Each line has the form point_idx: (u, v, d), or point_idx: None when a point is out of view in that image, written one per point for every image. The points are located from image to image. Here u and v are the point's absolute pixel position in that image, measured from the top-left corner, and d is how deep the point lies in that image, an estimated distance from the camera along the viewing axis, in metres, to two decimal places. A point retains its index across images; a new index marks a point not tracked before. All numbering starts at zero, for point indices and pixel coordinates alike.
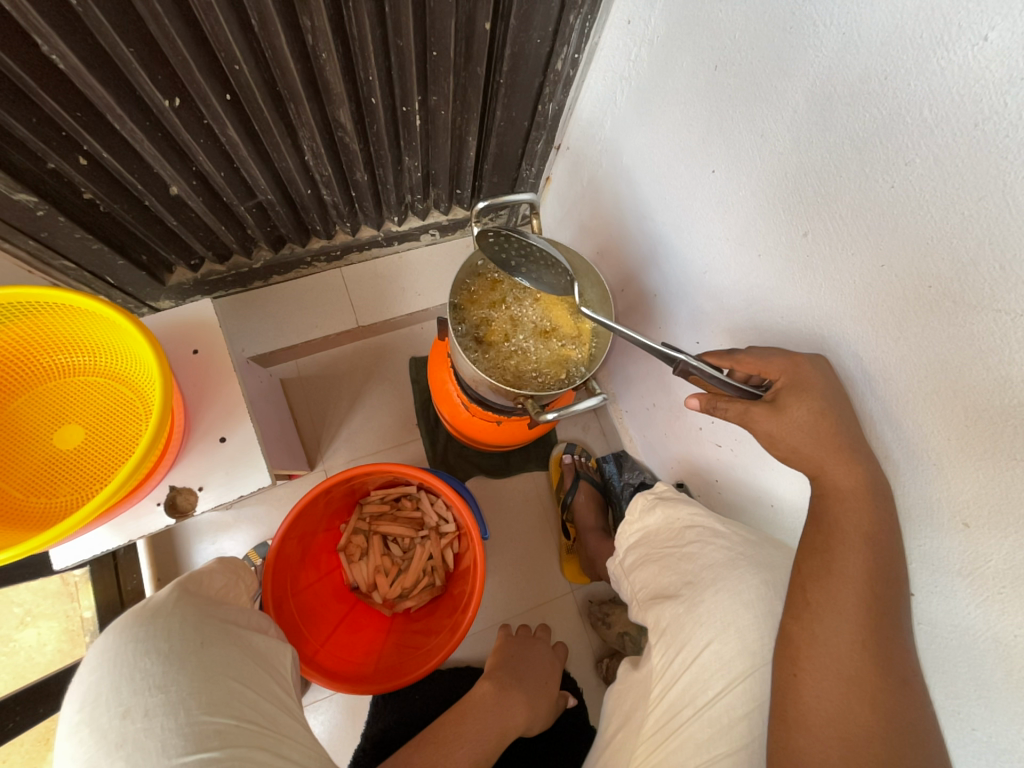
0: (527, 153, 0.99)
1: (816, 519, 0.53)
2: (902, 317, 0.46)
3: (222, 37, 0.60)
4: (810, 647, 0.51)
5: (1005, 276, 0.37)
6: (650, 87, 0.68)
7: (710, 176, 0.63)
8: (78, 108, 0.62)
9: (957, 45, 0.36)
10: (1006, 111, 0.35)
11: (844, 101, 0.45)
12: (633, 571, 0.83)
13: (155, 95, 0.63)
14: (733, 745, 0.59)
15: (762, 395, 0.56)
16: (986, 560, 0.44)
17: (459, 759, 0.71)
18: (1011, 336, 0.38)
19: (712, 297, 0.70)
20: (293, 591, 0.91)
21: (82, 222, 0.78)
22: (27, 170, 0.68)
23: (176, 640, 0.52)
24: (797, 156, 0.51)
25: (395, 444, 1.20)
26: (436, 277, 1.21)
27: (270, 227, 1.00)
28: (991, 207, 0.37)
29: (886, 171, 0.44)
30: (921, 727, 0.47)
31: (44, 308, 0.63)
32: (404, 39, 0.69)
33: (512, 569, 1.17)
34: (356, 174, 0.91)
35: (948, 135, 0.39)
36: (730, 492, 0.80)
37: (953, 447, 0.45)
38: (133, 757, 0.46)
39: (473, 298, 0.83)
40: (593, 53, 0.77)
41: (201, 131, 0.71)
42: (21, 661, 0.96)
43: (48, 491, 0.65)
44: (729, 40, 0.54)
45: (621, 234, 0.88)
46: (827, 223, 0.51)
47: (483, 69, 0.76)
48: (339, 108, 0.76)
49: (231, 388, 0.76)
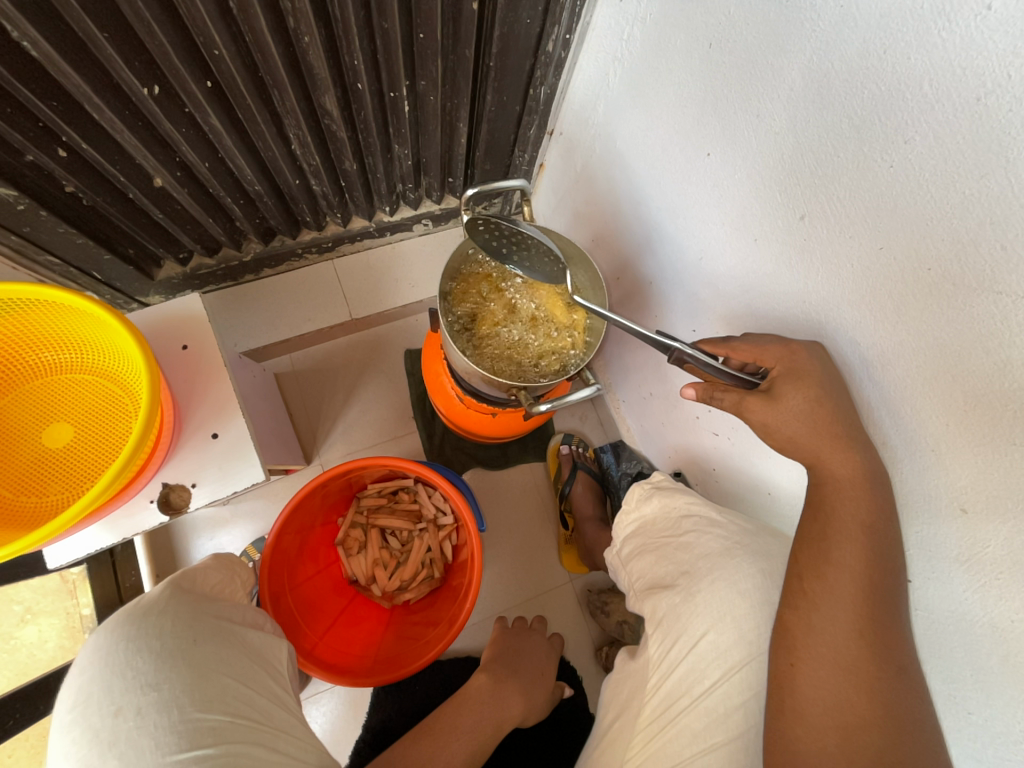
0: (519, 139, 0.98)
1: (812, 508, 0.53)
2: (900, 301, 0.45)
3: (200, 21, 0.58)
4: (807, 636, 0.51)
5: (1007, 255, 0.36)
6: (644, 68, 0.66)
7: (704, 160, 0.62)
8: (53, 97, 0.60)
9: (960, 16, 0.35)
10: (1010, 85, 0.33)
11: (842, 79, 0.44)
12: (630, 560, 0.82)
13: (132, 83, 0.61)
14: (730, 734, 0.60)
15: (759, 384, 0.54)
16: (983, 546, 0.44)
17: (455, 751, 0.71)
18: (1012, 318, 0.37)
19: (708, 284, 0.68)
20: (292, 585, 0.91)
21: (64, 216, 0.77)
22: (6, 163, 0.66)
23: (167, 638, 0.51)
24: (793, 138, 0.50)
25: (391, 436, 1.20)
26: (429, 268, 1.20)
27: (258, 219, 0.98)
28: (993, 186, 0.36)
29: (884, 150, 0.42)
30: (916, 714, 0.47)
31: (29, 305, 0.62)
32: (389, 21, 0.67)
33: (511, 560, 1.16)
34: (345, 163, 0.90)
35: (950, 110, 0.37)
36: (727, 481, 0.79)
37: (952, 433, 0.44)
38: (126, 756, 0.45)
39: (467, 288, 0.82)
40: (585, 33, 0.75)
41: (183, 120, 0.70)
42: (23, 658, 0.96)
43: (39, 491, 0.64)
44: (724, 17, 0.53)
45: (616, 220, 0.86)
46: (824, 206, 0.49)
47: (472, 52, 0.74)
48: (324, 95, 0.74)
49: (221, 384, 0.75)
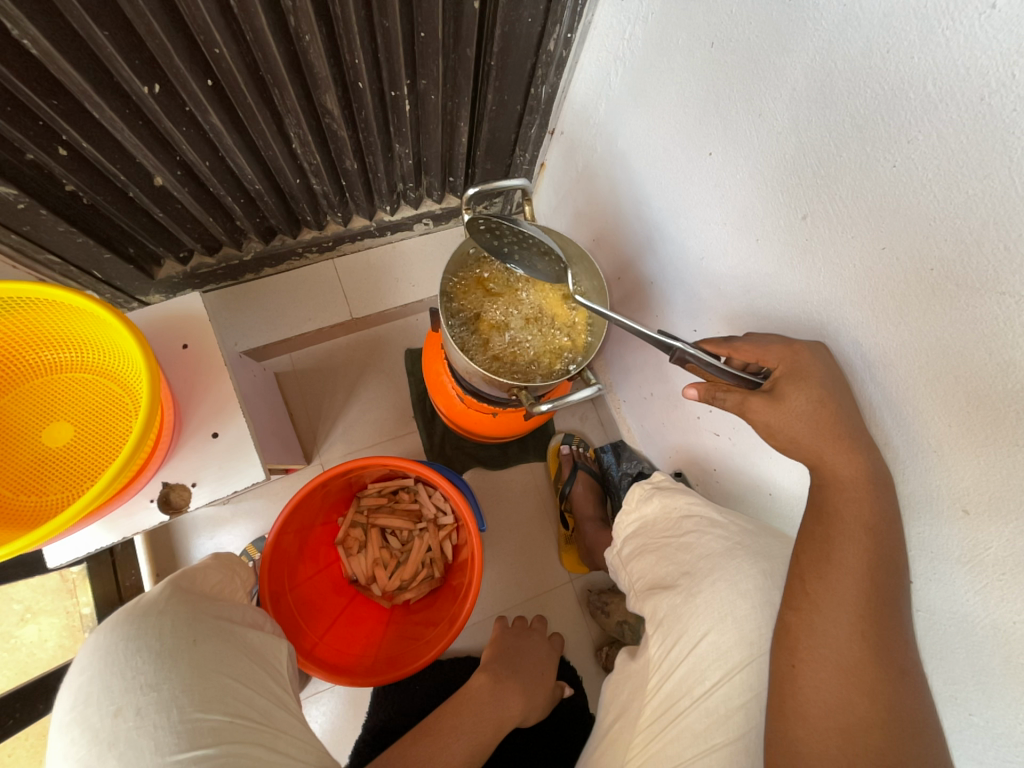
0: (520, 138, 0.97)
1: (814, 509, 0.53)
2: (903, 301, 0.45)
3: (201, 20, 0.58)
4: (809, 638, 0.51)
5: (1011, 256, 0.36)
6: (645, 68, 0.66)
7: (706, 159, 0.62)
8: (54, 96, 0.60)
9: (963, 15, 0.35)
10: (1014, 84, 0.33)
11: (845, 78, 0.43)
12: (630, 561, 0.82)
13: (133, 82, 0.61)
14: (729, 736, 0.60)
15: (761, 384, 0.54)
16: (985, 548, 0.44)
17: (456, 751, 0.71)
18: (1015, 319, 0.37)
19: (710, 284, 0.68)
20: (292, 585, 0.91)
21: (64, 215, 0.77)
22: (6, 161, 0.66)
23: (167, 638, 0.51)
24: (795, 137, 0.50)
25: (391, 436, 1.19)
26: (429, 267, 1.19)
27: (259, 218, 0.98)
28: (997, 187, 0.36)
29: (887, 150, 0.42)
30: (917, 715, 0.47)
31: (30, 304, 0.61)
32: (390, 20, 0.67)
33: (511, 559, 1.16)
34: (345, 162, 0.90)
35: (953, 110, 0.37)
36: (728, 481, 0.79)
37: (954, 434, 0.44)
38: (125, 756, 0.45)
39: (466, 288, 0.81)
40: (586, 32, 0.75)
41: (183, 119, 0.69)
42: (23, 657, 0.96)
43: (39, 490, 0.64)
44: (726, 16, 0.52)
45: (617, 219, 0.86)
46: (826, 206, 0.49)
47: (473, 51, 0.74)
48: (325, 94, 0.74)
49: (221, 383, 0.75)
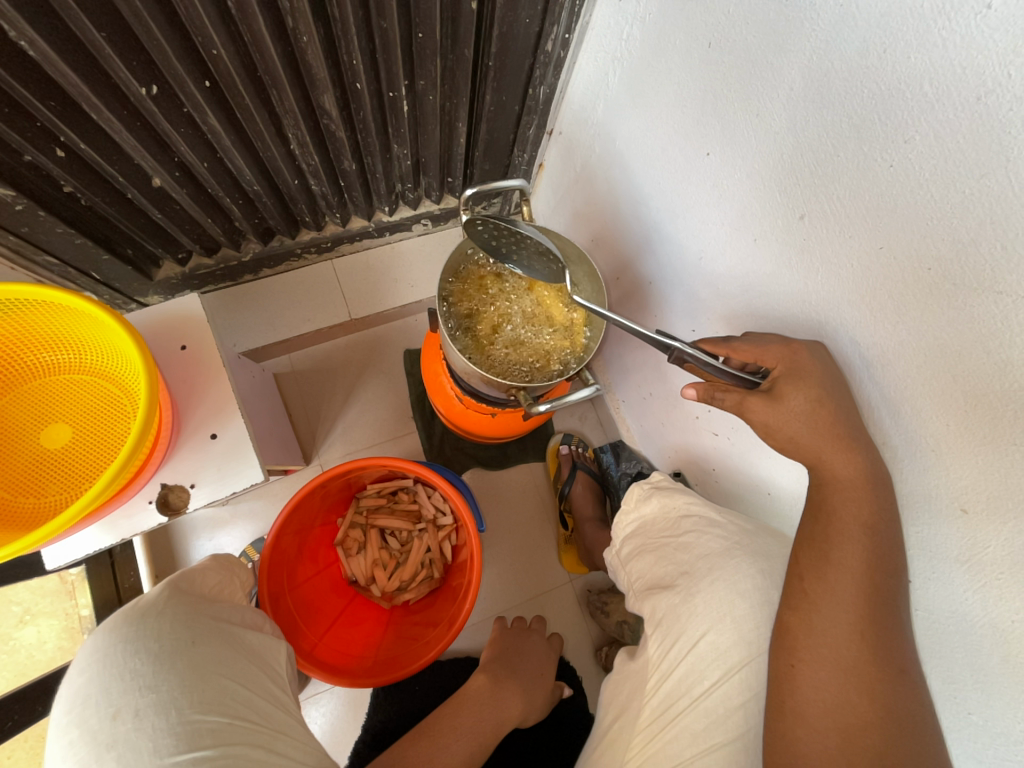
0: (519, 138, 0.97)
1: (813, 509, 0.53)
2: (901, 301, 0.45)
3: (198, 22, 0.58)
4: (808, 637, 0.51)
5: (1008, 255, 0.36)
6: (643, 68, 0.66)
7: (704, 159, 0.62)
8: (51, 97, 0.60)
9: (960, 14, 0.35)
10: (1010, 84, 0.33)
11: (843, 78, 0.43)
12: (629, 561, 0.82)
13: (131, 83, 0.61)
14: (729, 735, 0.60)
15: (759, 383, 0.54)
16: (984, 547, 0.44)
17: (455, 752, 0.71)
18: (1012, 318, 0.37)
19: (708, 283, 0.68)
20: (291, 586, 0.91)
21: (63, 217, 0.77)
22: (4, 163, 0.66)
23: (165, 639, 0.51)
24: (793, 137, 0.50)
25: (390, 436, 1.19)
26: (428, 268, 1.19)
27: (257, 219, 0.98)
28: (993, 186, 0.36)
29: (885, 150, 0.42)
30: (916, 714, 0.47)
31: (27, 306, 0.61)
32: (387, 21, 0.67)
33: (510, 560, 1.16)
34: (344, 163, 0.90)
35: (950, 109, 0.37)
36: (727, 481, 0.79)
37: (952, 433, 0.44)
38: (124, 758, 0.45)
39: (465, 288, 0.81)
40: (584, 33, 0.75)
41: (181, 121, 0.69)
42: (22, 659, 0.95)
43: (37, 491, 0.64)
44: (724, 17, 0.52)
45: (615, 219, 0.86)
46: (824, 205, 0.49)
47: (471, 51, 0.74)
48: (323, 95, 0.74)
49: (220, 384, 0.75)
